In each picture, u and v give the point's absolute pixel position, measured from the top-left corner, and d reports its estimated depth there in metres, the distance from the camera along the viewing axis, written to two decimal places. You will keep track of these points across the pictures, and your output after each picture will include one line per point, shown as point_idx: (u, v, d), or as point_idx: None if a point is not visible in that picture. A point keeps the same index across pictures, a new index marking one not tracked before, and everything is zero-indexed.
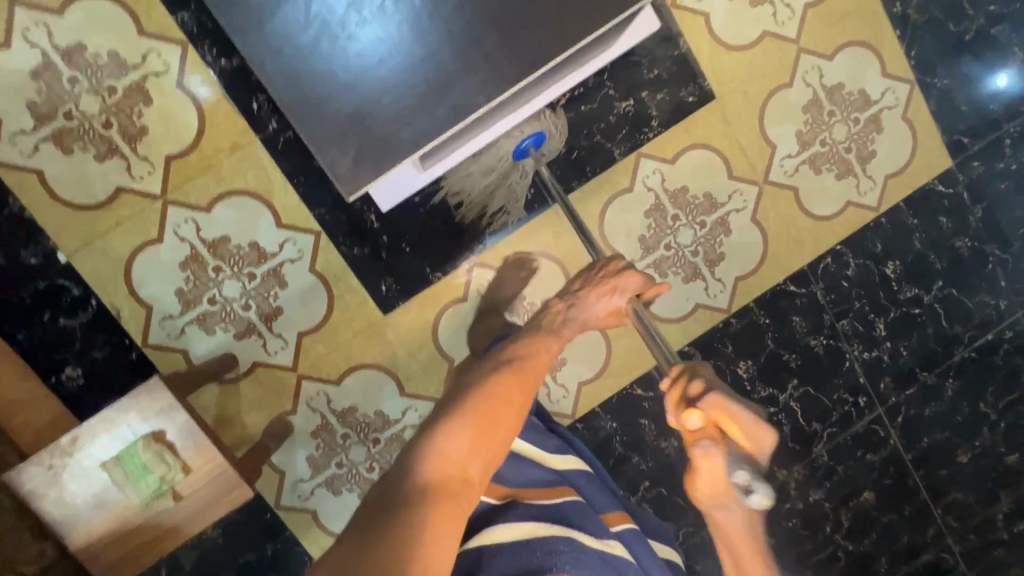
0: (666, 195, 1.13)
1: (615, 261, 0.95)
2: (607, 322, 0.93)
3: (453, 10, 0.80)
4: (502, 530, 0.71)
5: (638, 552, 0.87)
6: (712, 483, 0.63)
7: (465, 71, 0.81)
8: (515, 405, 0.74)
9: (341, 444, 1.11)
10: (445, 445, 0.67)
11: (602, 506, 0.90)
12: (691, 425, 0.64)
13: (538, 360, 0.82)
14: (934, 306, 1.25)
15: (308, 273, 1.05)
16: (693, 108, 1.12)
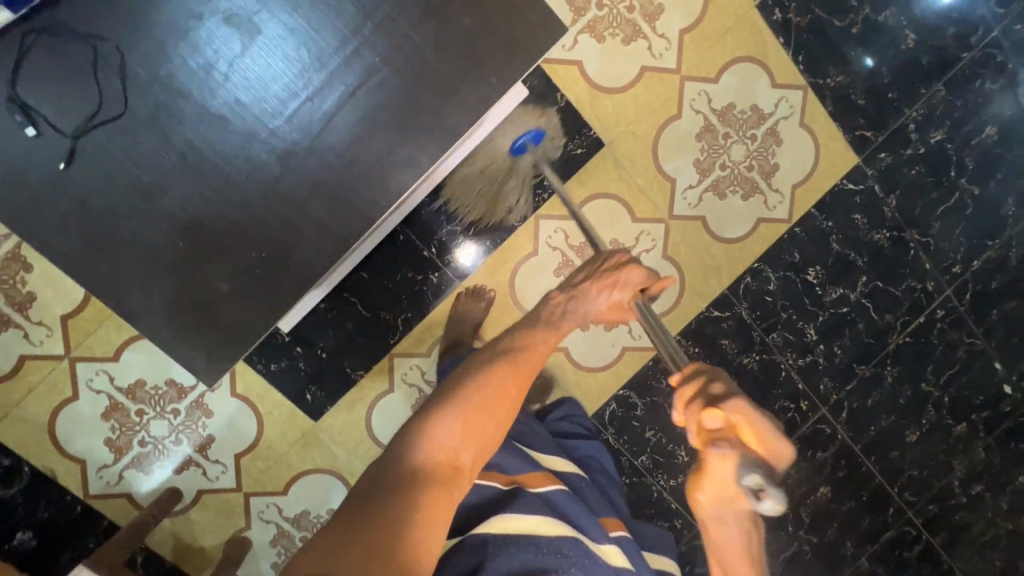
0: (573, 250, 1.12)
1: (618, 257, 0.84)
2: (609, 316, 0.83)
3: (293, 154, 0.64)
4: (511, 520, 0.71)
5: (632, 558, 0.83)
6: (715, 490, 0.55)
7: (316, 223, 0.66)
8: (510, 388, 0.70)
9: (301, 546, 1.14)
10: (435, 431, 0.65)
11: (598, 509, 0.87)
12: (707, 425, 0.56)
13: (539, 349, 0.76)
14: (861, 301, 1.25)
15: (231, 397, 1.06)
16: (584, 159, 1.09)
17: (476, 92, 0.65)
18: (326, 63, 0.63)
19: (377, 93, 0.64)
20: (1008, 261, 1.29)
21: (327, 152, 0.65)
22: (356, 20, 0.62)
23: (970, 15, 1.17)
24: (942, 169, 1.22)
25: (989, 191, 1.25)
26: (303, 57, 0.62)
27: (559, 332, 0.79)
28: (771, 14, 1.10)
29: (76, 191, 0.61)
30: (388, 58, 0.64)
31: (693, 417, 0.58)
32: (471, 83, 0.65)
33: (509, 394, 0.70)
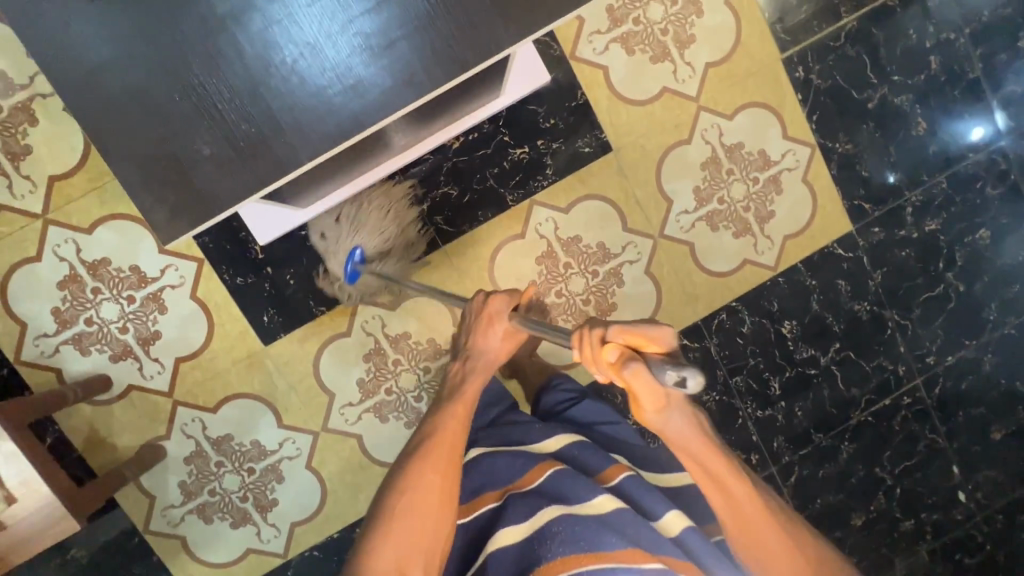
0: (558, 243, 1.13)
1: (476, 295, 0.82)
2: (506, 349, 0.81)
3: (299, 43, 0.67)
4: (501, 532, 0.67)
5: (642, 496, 0.72)
6: (654, 402, 0.54)
7: (304, 114, 0.68)
8: (436, 477, 0.68)
9: (214, 471, 1.10)
10: (372, 557, 0.63)
11: (598, 465, 0.77)
12: (611, 361, 0.55)
13: (450, 423, 0.74)
14: (831, 368, 1.25)
15: (189, 299, 1.06)
16: (590, 158, 1.12)
17: (492, 34, 0.69)
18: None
19: (399, 11, 0.68)
20: (982, 365, 1.29)
21: (338, 50, 0.68)
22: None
23: (984, 120, 1.21)
24: (931, 258, 1.24)
25: (974, 291, 1.26)
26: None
27: (462, 399, 0.77)
28: (795, 71, 1.15)
29: (91, 21, 0.65)
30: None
31: (602, 366, 0.56)
32: (488, 24, 0.69)
33: (438, 487, 0.68)
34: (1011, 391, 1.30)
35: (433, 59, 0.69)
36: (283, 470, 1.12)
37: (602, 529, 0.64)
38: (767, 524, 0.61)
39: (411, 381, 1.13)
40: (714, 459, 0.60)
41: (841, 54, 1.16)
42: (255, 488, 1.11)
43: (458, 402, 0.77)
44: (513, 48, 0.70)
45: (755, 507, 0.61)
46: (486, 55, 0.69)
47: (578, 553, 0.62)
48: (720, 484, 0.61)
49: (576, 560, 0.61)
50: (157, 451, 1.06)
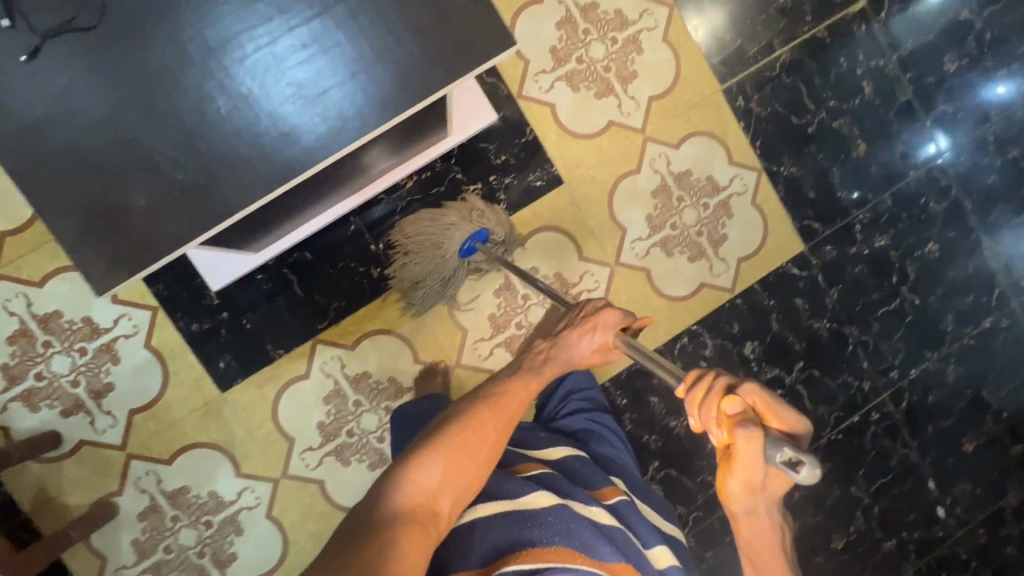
0: (516, 274, 1.14)
1: (595, 301, 0.87)
2: (592, 360, 0.85)
3: (231, 95, 0.69)
4: (492, 505, 0.70)
5: (634, 522, 0.81)
6: (748, 476, 0.54)
7: (239, 162, 0.70)
8: (488, 434, 0.70)
9: (170, 526, 1.06)
10: (414, 476, 0.64)
11: (599, 481, 0.84)
12: (727, 414, 0.56)
13: (520, 392, 0.76)
14: (796, 387, 1.25)
15: (143, 348, 1.05)
16: (542, 192, 1.14)
17: (426, 72, 0.72)
18: (290, 16, 0.70)
19: (329, 61, 0.71)
20: (946, 378, 1.30)
21: (269, 100, 0.70)
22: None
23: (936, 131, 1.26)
24: (884, 274, 1.27)
25: (929, 304, 1.28)
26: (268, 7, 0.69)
27: (540, 379, 0.79)
28: (735, 100, 1.20)
29: (24, 82, 0.67)
30: (347, 26, 0.71)
31: (711, 413, 0.57)
32: (416, 69, 0.72)
33: (491, 436, 0.70)
34: (977, 400, 1.31)
35: (363, 103, 0.71)
36: (242, 522, 1.08)
37: (596, 536, 0.68)
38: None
39: (374, 421, 1.11)
40: (770, 554, 0.61)
41: (778, 84, 1.21)
42: (213, 542, 1.07)
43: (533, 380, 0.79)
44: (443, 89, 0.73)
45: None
46: (416, 97, 0.72)
47: (570, 546, 0.65)
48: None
49: (569, 551, 0.64)
50: (108, 508, 1.02)
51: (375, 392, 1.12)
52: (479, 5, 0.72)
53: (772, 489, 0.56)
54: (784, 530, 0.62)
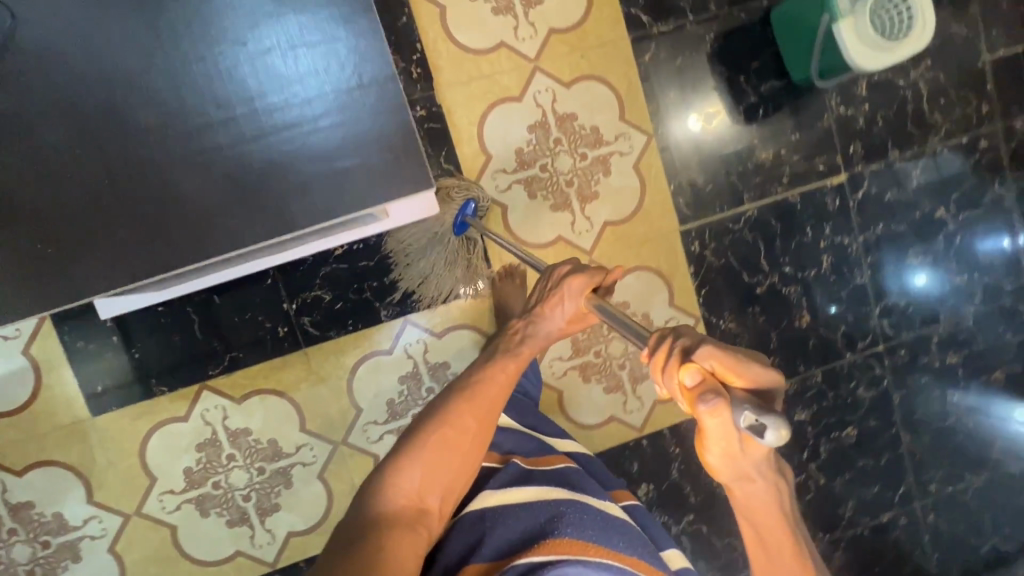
0: (425, 366, 1.11)
1: (562, 269, 0.85)
2: (568, 329, 0.86)
3: (99, 173, 0.65)
4: (504, 495, 0.77)
5: (647, 525, 0.90)
6: (724, 444, 0.52)
7: (96, 246, 0.66)
8: (470, 425, 0.77)
9: (4, 538, 1.02)
10: (398, 480, 0.71)
11: (609, 484, 0.95)
12: (687, 383, 0.54)
13: (497, 379, 0.82)
14: (681, 538, 1.22)
15: (20, 354, 1.00)
16: (473, 289, 1.11)
17: (328, 200, 0.68)
18: (204, 111, 0.66)
19: (211, 162, 0.66)
20: (830, 561, 1.29)
21: (139, 188, 0.65)
22: (254, 79, 0.66)
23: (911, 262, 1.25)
24: (797, 446, 1.25)
25: (833, 486, 1.27)
26: (178, 100, 0.65)
27: (519, 360, 0.85)
28: (691, 244, 1.17)
29: None
30: (259, 135, 0.67)
31: (675, 379, 0.57)
32: (303, 195, 0.68)
33: (468, 431, 0.77)
34: None
35: (238, 215, 0.67)
36: (80, 550, 1.04)
37: (608, 531, 0.73)
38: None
39: (243, 478, 1.08)
40: (774, 524, 0.56)
41: (738, 238, 1.19)
42: (45, 564, 1.03)
43: (512, 360, 0.85)
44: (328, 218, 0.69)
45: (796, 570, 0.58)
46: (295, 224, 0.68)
47: (583, 538, 0.69)
48: (768, 544, 0.58)
49: (584, 541, 0.69)
50: None
51: (251, 450, 1.08)
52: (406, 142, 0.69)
53: (753, 452, 0.53)
54: (789, 492, 0.58)
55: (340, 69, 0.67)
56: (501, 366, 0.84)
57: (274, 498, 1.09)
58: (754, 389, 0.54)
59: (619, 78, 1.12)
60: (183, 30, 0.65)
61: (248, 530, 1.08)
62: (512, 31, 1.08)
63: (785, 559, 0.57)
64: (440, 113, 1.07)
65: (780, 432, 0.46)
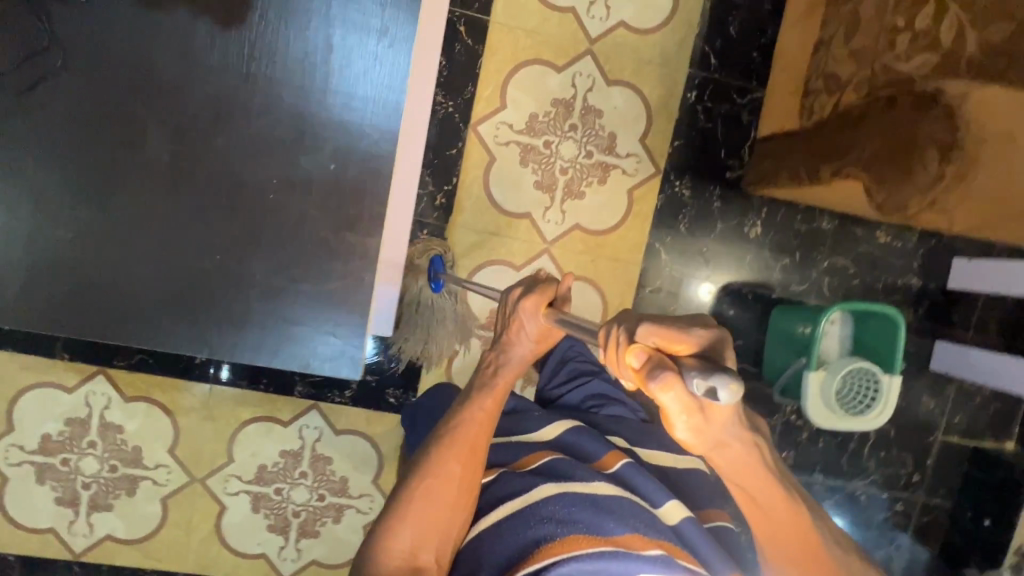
0: (311, 451, 1.13)
1: (512, 293, 0.74)
2: (541, 349, 0.75)
3: (70, 226, 0.66)
4: (489, 515, 0.68)
5: (641, 486, 0.70)
6: (689, 412, 0.48)
7: (31, 285, 0.66)
8: (455, 471, 0.69)
9: None
10: (384, 542, 0.65)
11: (595, 452, 0.76)
12: (635, 365, 0.51)
13: (477, 415, 0.72)
14: None
15: None
16: (388, 407, 1.13)
17: (265, 346, 0.70)
18: (196, 220, 0.68)
19: (179, 267, 0.68)
20: None
21: (101, 257, 0.67)
22: (260, 215, 0.68)
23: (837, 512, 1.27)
24: None
25: None
26: (172, 208, 0.67)
27: (495, 395, 0.73)
28: None
29: None
30: (230, 270, 0.69)
31: (627, 372, 0.52)
32: (243, 333, 0.69)
33: (452, 484, 0.68)
34: None
35: (177, 323, 0.68)
36: None
37: (598, 512, 0.63)
38: (801, 550, 0.56)
39: (92, 467, 1.08)
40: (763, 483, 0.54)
41: None
42: None
43: (488, 398, 0.73)
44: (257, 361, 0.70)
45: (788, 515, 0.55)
46: (227, 352, 0.70)
47: (574, 531, 0.60)
48: (757, 499, 0.55)
49: (574, 537, 0.60)
50: None
51: (113, 447, 1.08)
52: (358, 330, 0.71)
53: (723, 419, 0.50)
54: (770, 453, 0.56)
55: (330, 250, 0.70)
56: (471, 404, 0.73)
57: (111, 498, 1.09)
58: (703, 353, 0.50)
59: (615, 293, 1.15)
60: (207, 152, 0.67)
61: (71, 515, 1.08)
62: (543, 209, 1.11)
63: (778, 512, 0.55)
64: None
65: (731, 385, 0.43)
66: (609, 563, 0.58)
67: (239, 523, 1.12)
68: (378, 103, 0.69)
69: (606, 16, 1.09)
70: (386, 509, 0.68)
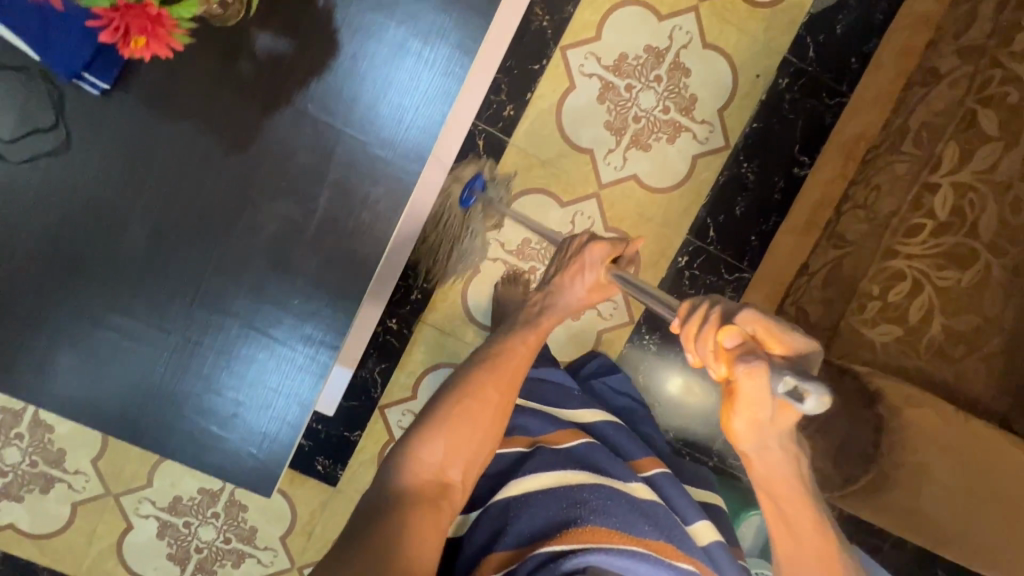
0: (229, 494, 1.15)
1: (579, 236, 0.77)
2: (589, 300, 0.76)
3: (27, 292, 0.68)
4: (528, 481, 0.69)
5: (671, 497, 0.76)
6: (755, 411, 0.45)
7: None
8: (491, 398, 0.67)
9: None
10: (420, 452, 0.63)
11: (631, 453, 0.82)
12: (726, 344, 0.47)
13: (519, 349, 0.72)
14: None
15: None
16: (314, 473, 1.15)
17: (187, 442, 0.72)
18: (151, 317, 0.70)
19: (124, 351, 0.70)
20: None
21: (49, 327, 0.68)
22: (215, 324, 0.71)
23: None
24: None
25: None
26: (135, 305, 0.69)
27: (540, 331, 0.73)
28: None
29: None
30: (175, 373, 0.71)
31: (708, 347, 0.48)
32: (167, 428, 0.72)
33: (489, 404, 0.66)
34: None
35: (106, 405, 0.70)
36: None
37: (635, 514, 0.65)
38: None
39: (14, 456, 1.10)
40: (798, 502, 0.49)
41: None
42: None
43: (531, 331, 0.73)
44: (175, 456, 0.73)
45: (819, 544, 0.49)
46: (145, 443, 0.72)
47: (609, 525, 0.62)
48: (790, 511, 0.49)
49: (608, 530, 0.62)
50: None
51: (39, 443, 1.10)
52: (280, 452, 0.73)
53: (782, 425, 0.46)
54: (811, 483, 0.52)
55: (279, 380, 0.72)
56: (518, 335, 0.73)
57: (24, 490, 1.11)
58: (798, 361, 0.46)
59: None
60: (181, 262, 0.69)
61: None
62: None
63: (809, 532, 0.49)
64: (406, 338, 1.12)
65: (823, 396, 0.40)
66: (638, 565, 0.60)
67: (141, 545, 1.14)
68: (350, 250, 0.70)
69: (622, 165, 1.09)
70: (417, 421, 0.66)
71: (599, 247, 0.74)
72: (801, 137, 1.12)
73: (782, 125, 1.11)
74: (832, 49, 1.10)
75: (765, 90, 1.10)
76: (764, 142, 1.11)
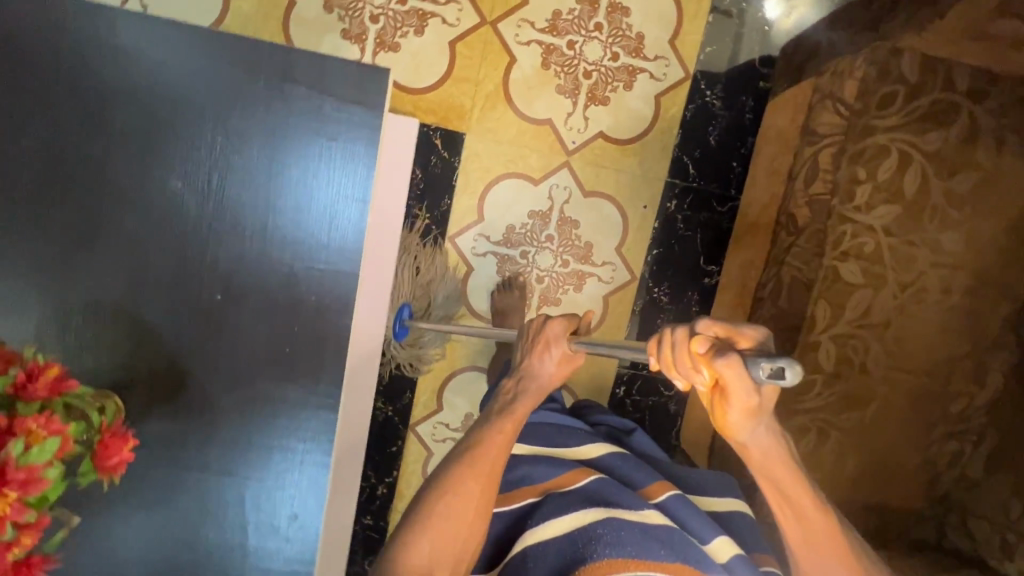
0: None
1: (535, 319, 0.67)
2: (561, 375, 0.66)
3: None
4: (542, 530, 0.60)
5: (686, 520, 0.65)
6: (745, 403, 0.44)
7: None
8: (472, 493, 0.60)
9: None
10: (403, 557, 0.58)
11: (638, 479, 0.70)
12: (698, 351, 0.44)
13: (498, 441, 0.62)
14: None
15: None
16: None
17: None
18: (169, 523, 0.73)
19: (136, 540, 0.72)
20: None
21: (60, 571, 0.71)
22: (232, 509, 0.74)
23: None
24: None
25: None
26: (152, 521, 0.72)
27: (515, 419, 0.64)
28: None
29: None
30: None
31: (683, 366, 0.44)
32: None
33: (470, 509, 0.60)
34: None
35: None
36: None
37: (649, 540, 0.57)
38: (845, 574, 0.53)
39: None
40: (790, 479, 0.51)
41: None
42: None
43: (505, 420, 0.64)
44: None
45: (829, 540, 0.52)
46: None
47: (623, 554, 0.55)
48: (792, 499, 0.51)
49: (622, 560, 0.54)
50: None
51: None
52: None
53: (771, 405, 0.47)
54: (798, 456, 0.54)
55: None
56: (496, 419, 0.64)
57: None
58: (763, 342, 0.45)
59: None
60: (180, 493, 0.72)
61: None
62: None
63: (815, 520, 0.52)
64: (383, 528, 1.19)
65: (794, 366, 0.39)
66: None
67: None
68: (298, 532, 0.76)
69: None
70: (404, 518, 0.60)
71: (558, 322, 0.66)
72: (705, 249, 1.12)
73: (683, 243, 1.12)
74: (712, 160, 1.10)
75: (655, 218, 1.11)
76: (668, 264, 1.12)
